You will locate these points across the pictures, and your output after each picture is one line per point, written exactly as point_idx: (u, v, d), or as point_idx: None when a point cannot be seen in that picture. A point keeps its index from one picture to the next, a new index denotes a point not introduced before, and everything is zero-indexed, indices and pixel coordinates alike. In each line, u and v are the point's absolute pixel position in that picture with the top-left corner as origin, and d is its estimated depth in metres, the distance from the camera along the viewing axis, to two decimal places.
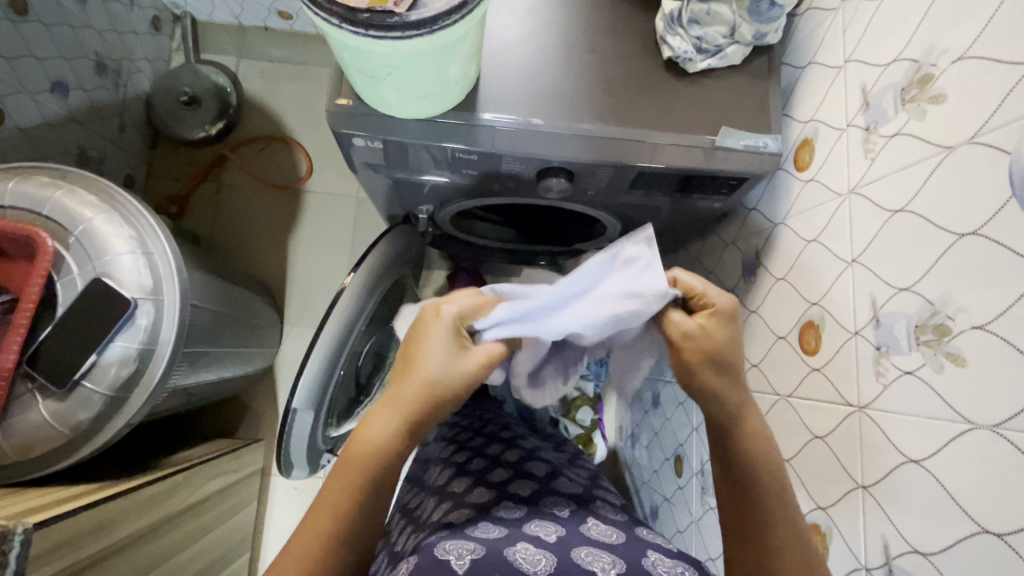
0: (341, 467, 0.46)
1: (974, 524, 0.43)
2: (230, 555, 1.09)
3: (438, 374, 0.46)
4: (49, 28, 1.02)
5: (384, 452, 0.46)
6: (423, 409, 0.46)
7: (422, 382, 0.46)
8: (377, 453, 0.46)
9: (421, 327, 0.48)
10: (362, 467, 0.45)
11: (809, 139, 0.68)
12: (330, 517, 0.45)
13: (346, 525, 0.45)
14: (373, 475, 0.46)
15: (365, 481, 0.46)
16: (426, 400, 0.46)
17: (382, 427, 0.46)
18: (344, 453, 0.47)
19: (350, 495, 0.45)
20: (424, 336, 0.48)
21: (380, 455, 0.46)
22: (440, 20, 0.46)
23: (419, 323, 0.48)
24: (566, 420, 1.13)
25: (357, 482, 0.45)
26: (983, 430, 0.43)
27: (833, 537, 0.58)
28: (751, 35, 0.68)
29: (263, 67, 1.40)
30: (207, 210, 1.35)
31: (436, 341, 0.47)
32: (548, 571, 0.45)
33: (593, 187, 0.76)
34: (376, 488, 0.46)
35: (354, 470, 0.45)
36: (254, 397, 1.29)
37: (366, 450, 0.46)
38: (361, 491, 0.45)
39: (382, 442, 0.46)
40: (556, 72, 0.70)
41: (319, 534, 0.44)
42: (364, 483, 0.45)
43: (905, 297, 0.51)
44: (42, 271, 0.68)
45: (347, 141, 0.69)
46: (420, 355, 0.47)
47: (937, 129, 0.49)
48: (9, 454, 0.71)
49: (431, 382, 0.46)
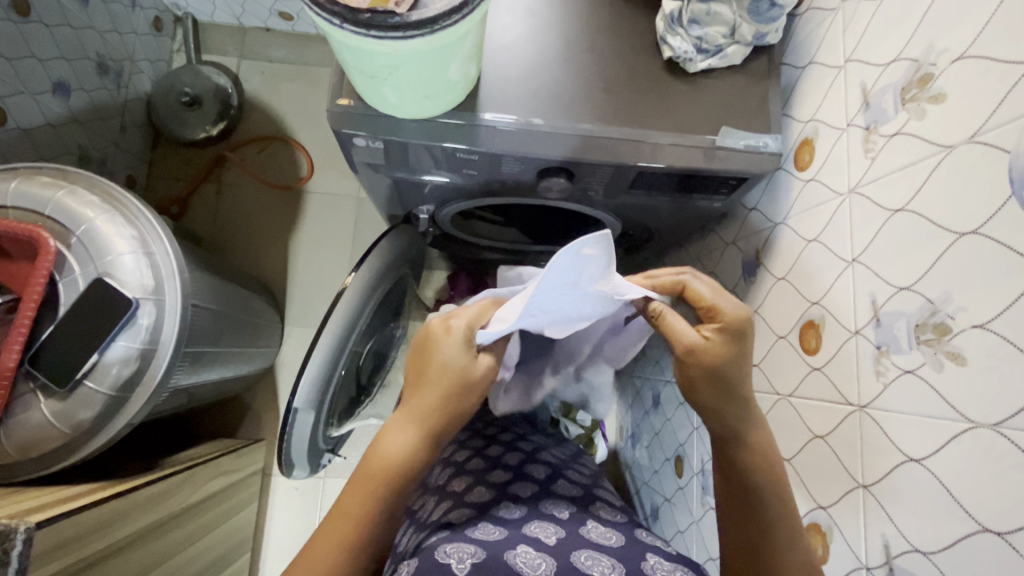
0: (360, 477, 0.46)
1: (974, 522, 0.43)
2: (231, 555, 1.09)
3: (455, 383, 0.48)
4: (50, 29, 1.02)
5: (405, 461, 0.46)
6: (441, 417, 0.47)
7: (438, 390, 0.47)
8: (397, 463, 0.46)
9: (431, 343, 0.49)
10: (381, 476, 0.46)
11: (809, 139, 0.69)
12: (352, 524, 0.45)
13: (366, 535, 0.45)
14: (397, 484, 0.46)
15: (385, 490, 0.46)
16: (443, 408, 0.47)
17: (400, 438, 0.47)
18: (364, 465, 0.47)
19: (369, 505, 0.45)
20: (436, 350, 0.48)
21: (400, 465, 0.46)
22: (440, 20, 0.46)
23: (428, 336, 0.49)
24: (567, 420, 1.13)
25: (377, 492, 0.45)
26: (983, 429, 0.43)
27: (833, 536, 0.58)
28: (752, 35, 0.69)
29: (263, 68, 1.40)
30: (208, 210, 1.36)
31: (448, 354, 0.48)
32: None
33: (594, 187, 0.76)
34: (395, 499, 0.46)
35: (375, 479, 0.46)
36: (255, 396, 1.29)
37: (385, 459, 0.46)
38: (381, 500, 0.45)
39: (402, 451, 0.46)
40: (557, 72, 0.70)
41: (341, 544, 0.44)
42: (384, 493, 0.45)
43: (904, 296, 0.51)
44: (43, 271, 0.69)
45: (349, 141, 0.69)
46: (434, 364, 0.48)
47: (937, 128, 0.49)
48: (11, 453, 0.71)
49: (447, 390, 0.47)
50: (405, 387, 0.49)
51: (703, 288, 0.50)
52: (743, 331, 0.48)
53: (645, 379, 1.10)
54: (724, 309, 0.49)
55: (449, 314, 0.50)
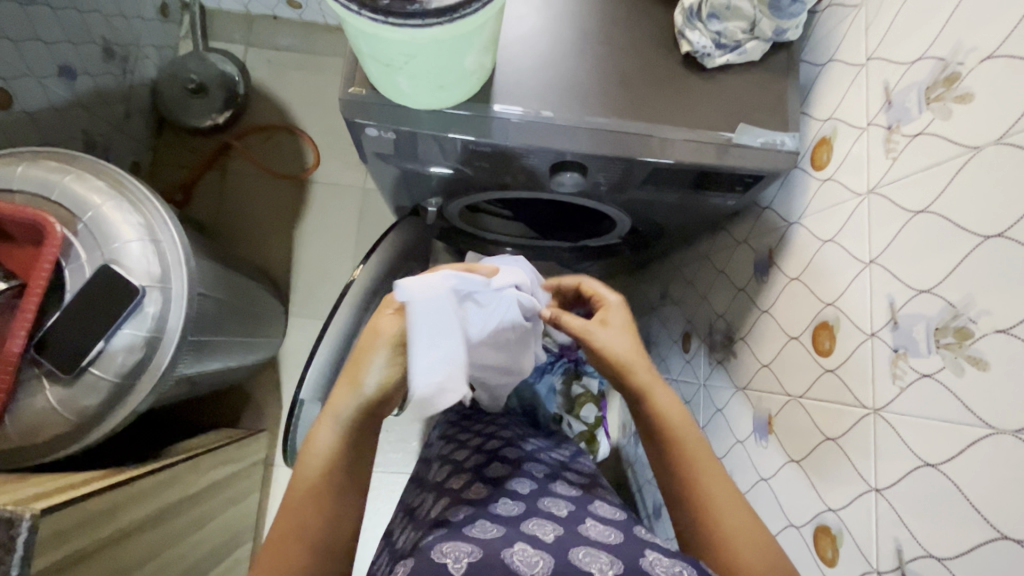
0: (298, 481, 0.50)
1: (993, 530, 0.43)
2: (232, 544, 1.09)
3: (357, 377, 0.52)
4: (56, 11, 1.00)
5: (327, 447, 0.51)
6: (352, 406, 0.51)
7: (348, 383, 0.52)
8: (323, 456, 0.50)
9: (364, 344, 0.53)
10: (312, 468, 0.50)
11: (827, 138, 0.68)
12: (292, 520, 0.48)
13: (308, 526, 0.48)
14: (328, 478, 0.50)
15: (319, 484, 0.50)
16: (353, 399, 0.51)
17: (326, 428, 0.51)
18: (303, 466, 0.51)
19: (312, 502, 0.49)
20: (365, 354, 0.52)
21: (325, 450, 0.51)
22: (460, 9, 0.45)
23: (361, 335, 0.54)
24: (571, 417, 1.12)
25: (316, 489, 0.50)
26: (1004, 435, 0.42)
27: (843, 539, 0.58)
28: (772, 30, 0.67)
29: (270, 56, 1.39)
30: (212, 198, 1.35)
31: (376, 359, 0.52)
32: (545, 573, 0.44)
33: (608, 181, 0.75)
34: (331, 491, 0.50)
35: (310, 474, 0.50)
36: (257, 386, 1.28)
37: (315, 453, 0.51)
38: (324, 497, 0.49)
39: (325, 445, 0.51)
40: (572, 65, 0.69)
41: (286, 536, 0.48)
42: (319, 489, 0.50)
43: (925, 299, 0.50)
44: (50, 256, 0.68)
45: (360, 131, 0.68)
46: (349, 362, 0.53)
47: (963, 129, 0.48)
48: (15, 439, 0.70)
49: (354, 382, 0.52)
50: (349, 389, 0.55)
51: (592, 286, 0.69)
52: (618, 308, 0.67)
53: None
54: (602, 300, 0.68)
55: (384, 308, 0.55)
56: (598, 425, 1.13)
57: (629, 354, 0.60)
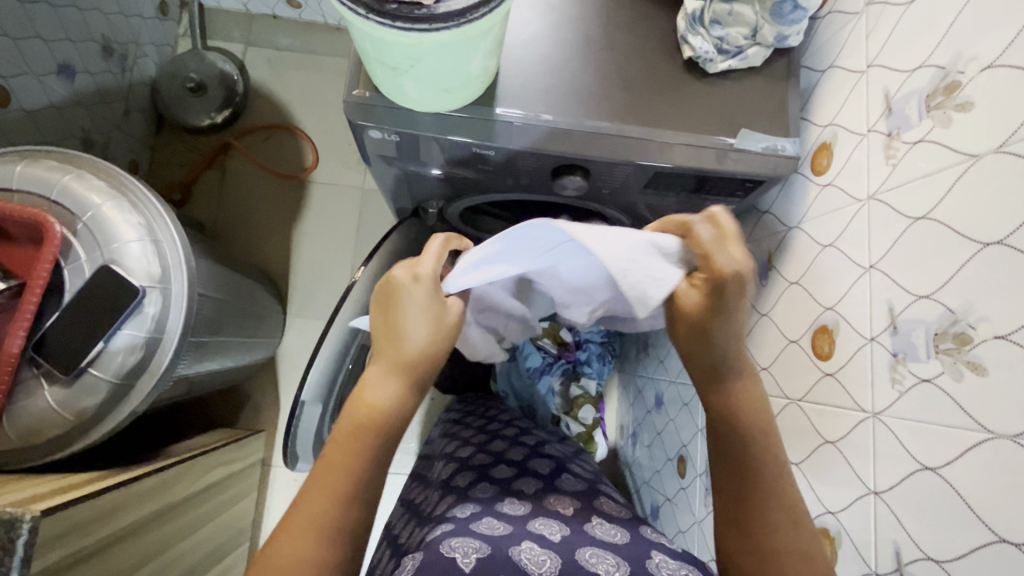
0: (345, 432, 0.47)
1: (991, 533, 0.43)
2: (231, 545, 1.09)
3: (436, 332, 0.49)
4: (56, 9, 1.00)
5: (389, 413, 0.48)
6: (436, 365, 0.50)
7: (428, 343, 0.49)
8: (379, 412, 0.48)
9: (435, 305, 0.49)
10: (364, 433, 0.47)
11: (827, 143, 0.68)
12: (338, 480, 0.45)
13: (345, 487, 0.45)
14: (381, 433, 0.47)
15: (363, 447, 0.47)
16: (439, 352, 0.50)
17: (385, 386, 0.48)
18: (352, 421, 0.47)
19: (358, 450, 0.46)
20: (439, 315, 0.50)
21: (385, 417, 0.48)
22: (468, 13, 0.46)
23: (395, 289, 0.49)
24: (568, 418, 1.11)
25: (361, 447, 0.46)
26: (1002, 440, 0.43)
27: (841, 541, 0.58)
28: (774, 37, 0.68)
29: (270, 56, 1.39)
30: (209, 198, 1.35)
31: (450, 315, 0.51)
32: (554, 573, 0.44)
33: (610, 185, 0.76)
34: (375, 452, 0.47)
35: (365, 430, 0.47)
36: (255, 387, 1.28)
37: (367, 417, 0.47)
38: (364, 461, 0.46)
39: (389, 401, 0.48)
40: (575, 69, 0.69)
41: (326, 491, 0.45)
42: (369, 441, 0.47)
43: (924, 304, 0.51)
44: (50, 255, 0.67)
45: (363, 133, 0.69)
46: (401, 320, 0.49)
47: (963, 137, 0.49)
48: (12, 440, 0.70)
49: (429, 337, 0.49)
50: (373, 345, 0.50)
51: (705, 232, 0.45)
52: (730, 279, 0.45)
53: (647, 379, 1.12)
54: (718, 259, 0.45)
55: (414, 262, 0.50)
56: (596, 426, 1.14)
57: (712, 346, 0.49)
